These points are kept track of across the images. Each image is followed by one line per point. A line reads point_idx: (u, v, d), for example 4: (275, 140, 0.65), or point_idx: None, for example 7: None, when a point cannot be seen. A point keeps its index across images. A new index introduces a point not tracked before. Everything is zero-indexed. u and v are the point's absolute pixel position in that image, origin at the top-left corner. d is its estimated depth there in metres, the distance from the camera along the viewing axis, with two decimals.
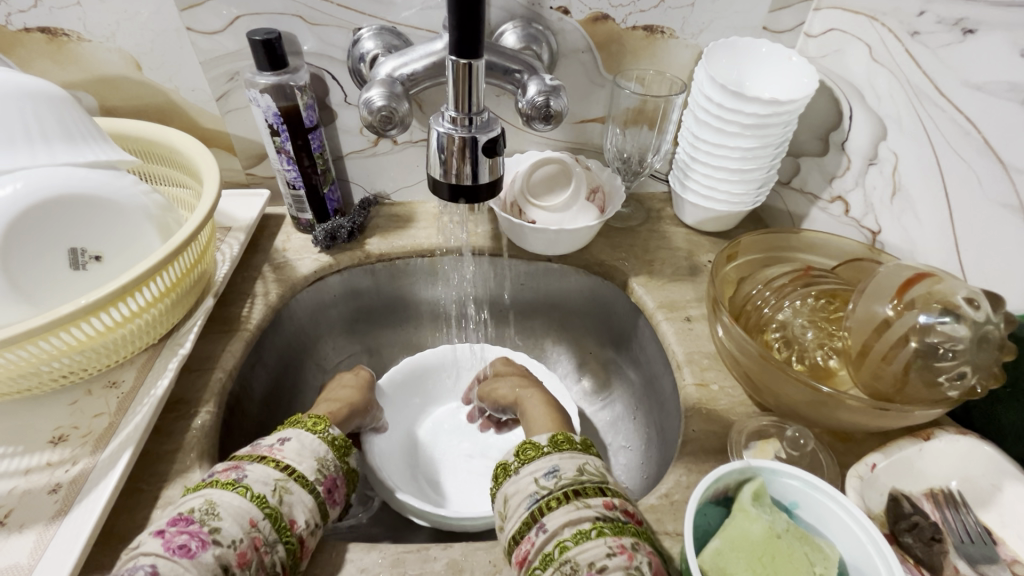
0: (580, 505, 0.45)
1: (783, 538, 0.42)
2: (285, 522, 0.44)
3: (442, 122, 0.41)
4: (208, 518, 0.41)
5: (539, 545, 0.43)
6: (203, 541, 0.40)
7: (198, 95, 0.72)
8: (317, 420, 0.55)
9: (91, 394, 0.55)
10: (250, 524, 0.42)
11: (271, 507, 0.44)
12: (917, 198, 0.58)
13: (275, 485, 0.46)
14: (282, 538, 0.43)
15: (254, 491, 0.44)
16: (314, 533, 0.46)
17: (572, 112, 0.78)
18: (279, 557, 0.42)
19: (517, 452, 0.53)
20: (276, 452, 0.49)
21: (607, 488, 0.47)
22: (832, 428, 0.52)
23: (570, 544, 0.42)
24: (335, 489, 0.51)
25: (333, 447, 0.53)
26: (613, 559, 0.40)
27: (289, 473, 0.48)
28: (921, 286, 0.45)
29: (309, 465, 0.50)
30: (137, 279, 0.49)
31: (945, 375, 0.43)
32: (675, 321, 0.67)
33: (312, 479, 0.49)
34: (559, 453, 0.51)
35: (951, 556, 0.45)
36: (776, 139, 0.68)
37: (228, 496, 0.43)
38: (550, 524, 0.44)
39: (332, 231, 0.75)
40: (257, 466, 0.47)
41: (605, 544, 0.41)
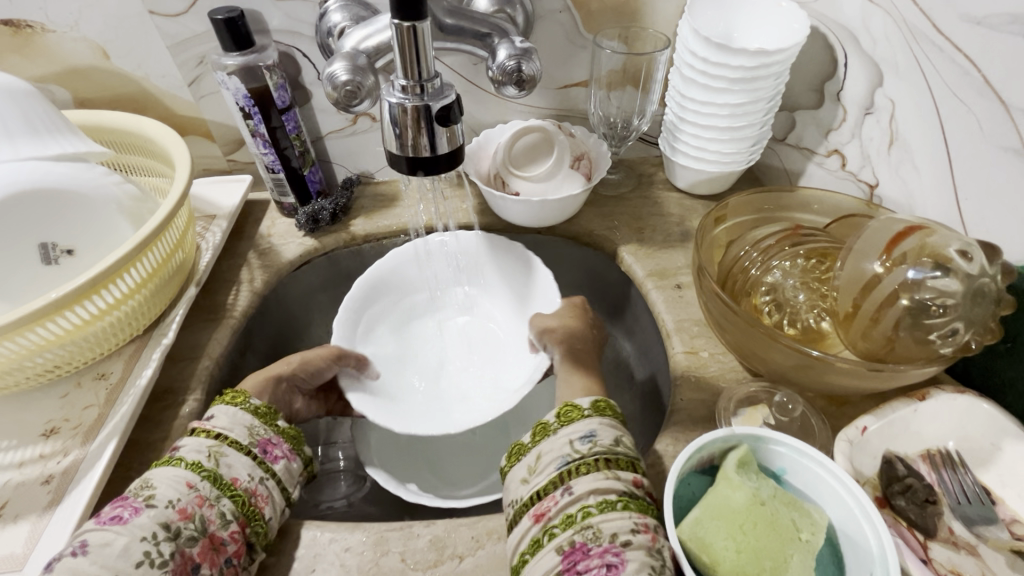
0: (610, 475, 0.43)
1: (768, 505, 0.40)
2: (225, 479, 0.44)
3: (393, 92, 0.39)
4: (142, 490, 0.41)
5: (561, 505, 0.42)
6: (136, 508, 0.40)
7: (169, 81, 0.70)
8: (236, 394, 0.52)
9: (81, 387, 0.56)
10: (188, 484, 0.42)
11: (207, 470, 0.44)
12: (916, 146, 0.55)
13: (210, 451, 0.45)
14: (227, 492, 0.43)
15: (188, 459, 0.44)
16: (263, 482, 0.46)
17: (554, 77, 0.75)
18: (226, 509, 0.42)
19: (558, 413, 0.49)
20: (206, 422, 0.48)
21: (638, 464, 0.45)
22: (826, 391, 0.50)
23: (594, 511, 0.41)
24: (275, 447, 0.49)
25: (259, 414, 0.50)
26: (637, 536, 0.39)
27: (224, 439, 0.47)
28: (913, 238, 0.43)
29: (240, 432, 0.48)
30: (108, 271, 0.49)
31: (937, 333, 0.41)
32: (665, 289, 0.65)
33: (248, 443, 0.47)
34: (599, 418, 0.47)
35: (946, 517, 0.44)
36: (767, 93, 0.64)
37: (164, 468, 0.43)
38: (579, 488, 0.42)
39: (314, 214, 0.73)
40: (189, 438, 0.46)
41: (630, 518, 0.40)
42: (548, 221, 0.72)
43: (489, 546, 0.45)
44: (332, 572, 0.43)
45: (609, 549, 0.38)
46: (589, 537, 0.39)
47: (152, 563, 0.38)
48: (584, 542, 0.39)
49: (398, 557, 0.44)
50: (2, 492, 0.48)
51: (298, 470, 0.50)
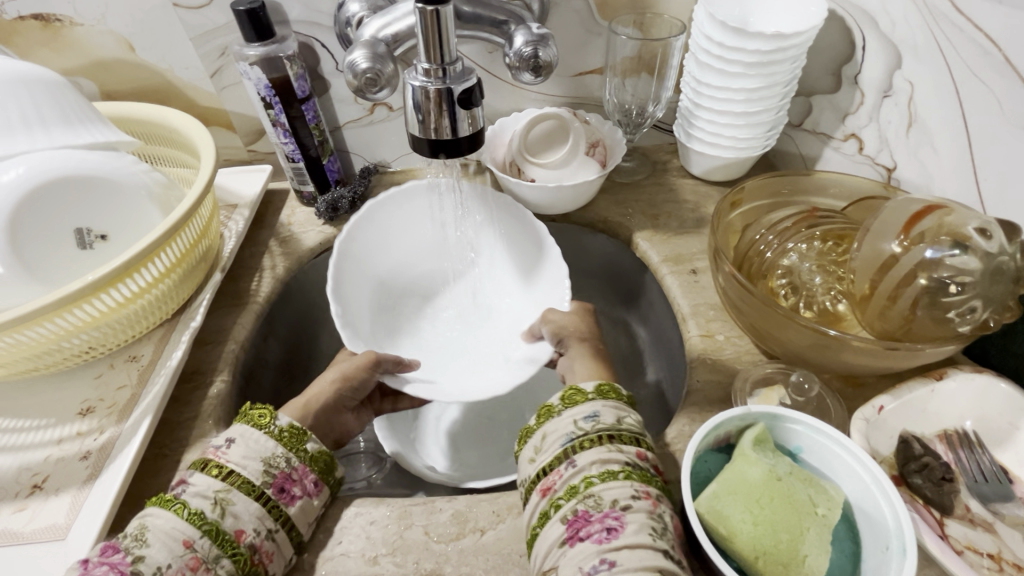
0: (613, 448, 0.44)
1: (784, 481, 0.41)
2: (228, 534, 0.41)
3: (416, 75, 0.40)
4: (134, 546, 0.38)
5: (565, 478, 0.43)
6: (122, 572, 0.37)
7: (192, 73, 0.72)
8: (262, 412, 0.48)
9: (114, 368, 0.58)
10: (183, 545, 0.39)
11: (209, 522, 0.40)
12: (935, 128, 0.54)
13: (215, 498, 0.42)
14: (227, 552, 0.40)
15: (190, 508, 0.41)
16: (271, 536, 0.42)
17: (569, 64, 0.75)
18: (224, 571, 0.39)
19: (562, 396, 0.50)
20: (220, 455, 0.45)
21: (643, 441, 0.46)
22: (842, 372, 0.51)
23: (596, 480, 0.42)
24: (292, 484, 0.45)
25: (283, 441, 0.47)
26: (637, 502, 0.40)
27: (233, 480, 0.43)
28: (931, 219, 0.43)
29: (254, 468, 0.44)
30: (139, 255, 0.51)
31: (956, 311, 0.41)
32: (680, 274, 0.66)
33: (258, 484, 0.44)
34: (603, 400, 0.48)
35: (962, 495, 0.44)
36: (783, 77, 0.64)
37: (162, 517, 0.40)
38: (581, 460, 0.43)
39: (333, 202, 0.75)
40: (197, 476, 0.43)
41: (630, 487, 0.41)
42: (565, 207, 0.73)
43: (509, 520, 0.46)
44: (358, 544, 0.45)
45: (609, 514, 0.40)
46: (590, 505, 0.40)
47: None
48: (586, 509, 0.40)
49: (421, 530, 0.45)
50: (43, 466, 0.50)
51: (320, 504, 0.47)
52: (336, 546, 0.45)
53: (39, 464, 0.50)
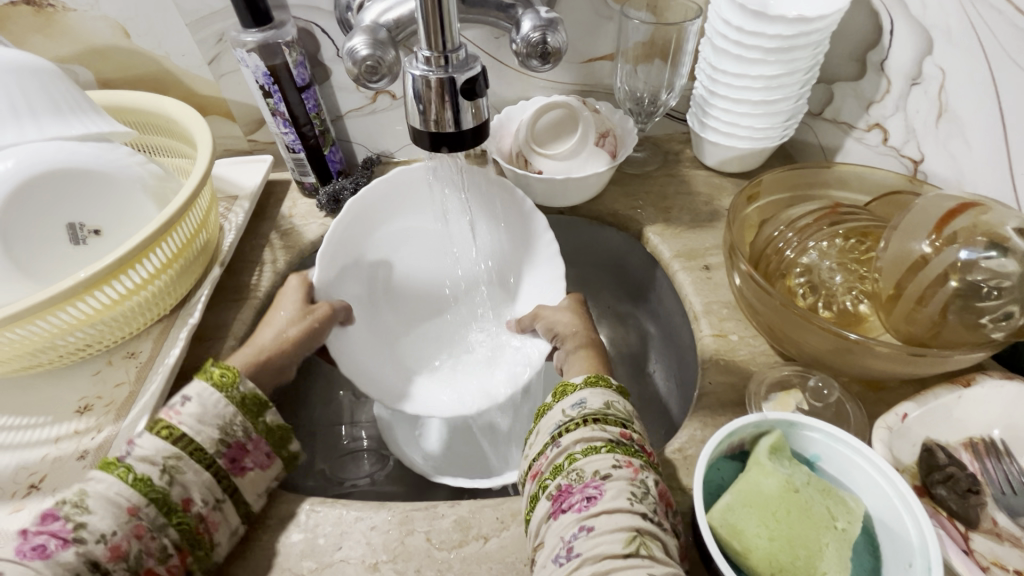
0: (596, 426, 0.43)
1: (802, 492, 0.39)
2: (175, 504, 0.41)
3: (416, 63, 0.38)
4: (73, 513, 0.38)
5: (551, 459, 0.42)
6: (63, 540, 0.37)
7: (189, 60, 0.70)
8: (225, 374, 0.47)
9: (112, 364, 0.57)
10: (129, 513, 0.39)
11: (157, 491, 0.40)
12: (968, 118, 0.51)
13: (165, 464, 0.41)
14: (172, 521, 0.40)
15: (137, 473, 0.40)
16: (218, 507, 0.43)
17: (578, 50, 0.72)
18: (169, 540, 0.40)
19: (554, 393, 0.49)
20: (171, 415, 0.44)
21: (631, 425, 0.44)
22: (863, 376, 0.48)
23: (579, 456, 0.41)
24: (246, 455, 0.46)
25: (243, 409, 0.46)
26: (618, 470, 0.39)
27: (185, 446, 0.43)
28: (965, 217, 0.40)
29: (209, 435, 0.44)
30: (133, 251, 0.49)
31: (989, 316, 0.39)
32: (692, 270, 0.63)
33: (211, 453, 0.44)
34: (591, 389, 0.47)
35: (990, 508, 0.42)
36: (804, 63, 0.61)
37: (105, 482, 0.40)
38: (564, 441, 0.43)
39: (335, 193, 0.73)
40: (145, 439, 0.42)
41: (612, 457, 0.40)
42: (563, 203, 0.71)
43: (513, 528, 0.44)
44: (358, 550, 0.44)
45: (590, 484, 0.39)
46: (572, 479, 0.39)
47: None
48: (569, 484, 0.39)
49: (423, 537, 0.44)
50: (40, 466, 0.49)
51: (272, 476, 0.47)
52: (336, 552, 0.44)
53: (36, 464, 0.49)
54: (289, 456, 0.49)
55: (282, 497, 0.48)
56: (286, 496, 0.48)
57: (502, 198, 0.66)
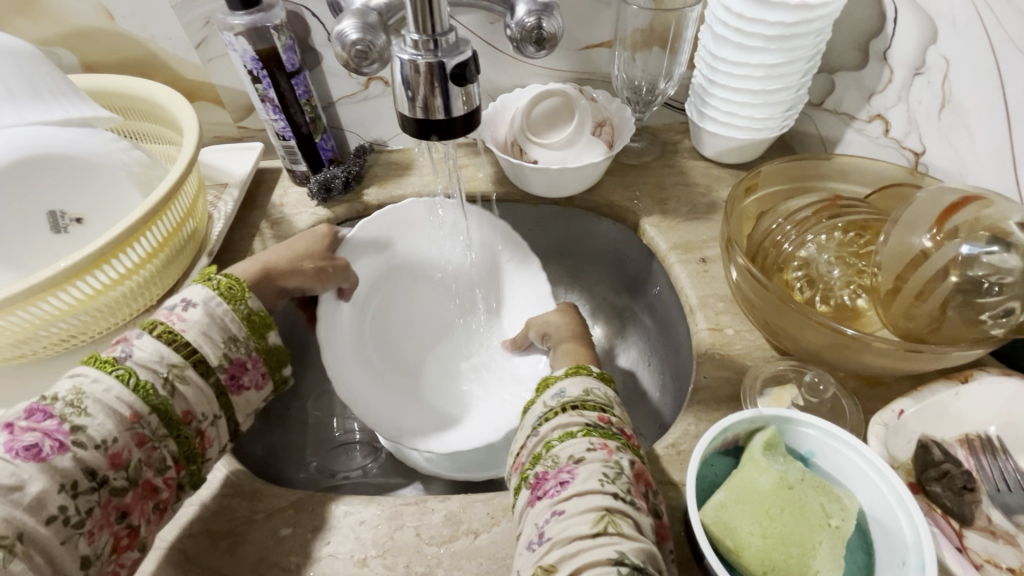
0: (573, 412, 0.42)
1: (796, 489, 0.39)
2: (176, 416, 0.44)
3: (405, 48, 0.37)
4: (70, 413, 0.39)
5: (530, 449, 0.42)
6: (60, 444, 0.38)
7: (175, 44, 0.68)
8: (233, 286, 0.52)
9: (98, 356, 0.56)
10: (130, 420, 0.41)
11: (160, 399, 0.43)
12: (971, 109, 0.50)
13: (168, 369, 0.44)
14: (172, 433, 0.43)
15: (138, 378, 0.43)
16: (214, 423, 0.47)
17: (575, 37, 0.70)
18: (167, 452, 0.43)
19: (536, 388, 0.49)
20: (173, 321, 0.47)
21: (610, 410, 0.43)
22: (859, 372, 0.48)
23: (555, 442, 0.41)
24: (243, 374, 0.50)
25: (247, 325, 0.51)
26: (592, 453, 0.39)
27: (187, 356, 0.46)
28: (967, 211, 0.39)
29: (213, 348, 0.47)
30: (116, 240, 0.48)
31: (989, 313, 0.38)
32: (689, 263, 0.62)
33: (213, 365, 0.47)
34: (571, 377, 0.47)
35: (984, 505, 0.41)
36: (806, 52, 0.60)
37: (102, 384, 0.41)
38: (543, 429, 0.42)
39: (326, 182, 0.71)
40: (145, 343, 0.45)
41: (586, 441, 0.39)
42: (542, 193, 0.70)
43: (503, 523, 0.44)
44: (347, 545, 0.43)
45: (564, 469, 0.38)
46: (549, 466, 0.39)
47: (66, 521, 0.37)
48: (544, 471, 0.39)
49: (413, 532, 0.44)
50: None
51: (260, 397, 0.52)
52: (324, 547, 0.43)
53: None
54: (279, 381, 0.53)
55: (270, 491, 0.47)
56: (274, 490, 0.47)
57: (496, 251, 0.72)
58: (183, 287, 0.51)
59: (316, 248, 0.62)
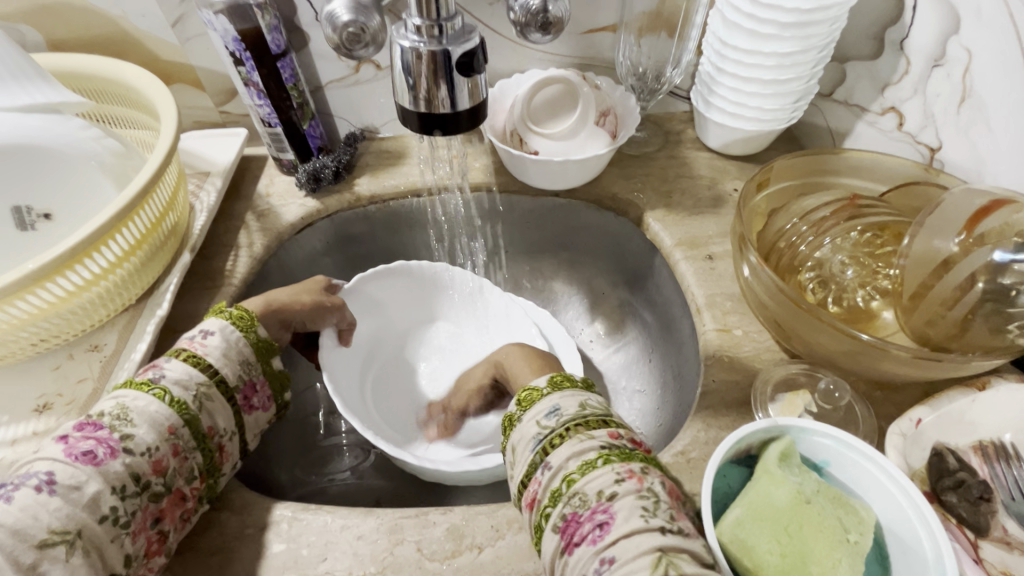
0: (583, 437, 0.40)
1: (814, 502, 0.37)
2: (203, 430, 0.44)
3: (406, 33, 0.34)
4: (118, 424, 0.40)
5: (545, 484, 0.39)
6: (112, 449, 0.39)
7: (149, 21, 0.63)
8: (244, 316, 0.51)
9: (73, 359, 0.53)
10: (168, 431, 0.41)
11: (191, 414, 0.43)
12: (994, 104, 0.48)
13: (197, 391, 0.44)
14: (201, 445, 0.43)
15: (173, 396, 0.43)
16: (232, 440, 0.46)
17: (578, 20, 0.67)
18: (196, 463, 0.42)
19: (518, 400, 0.46)
20: (196, 347, 0.47)
21: (610, 420, 0.42)
22: (873, 378, 0.46)
23: (577, 476, 0.38)
24: (254, 394, 0.49)
25: (258, 350, 0.50)
26: (623, 485, 0.37)
27: (211, 376, 0.46)
28: (998, 216, 0.39)
29: (231, 369, 0.47)
30: (89, 238, 0.45)
31: (1017, 323, 0.38)
32: (695, 260, 0.60)
33: (232, 386, 0.47)
34: (559, 393, 0.44)
35: (1000, 516, 0.40)
36: (821, 40, 0.57)
37: (142, 400, 0.42)
38: (555, 461, 0.39)
39: (315, 171, 0.67)
40: (175, 365, 0.45)
41: (613, 471, 0.37)
42: (541, 185, 0.68)
43: (508, 536, 0.42)
44: (344, 561, 0.41)
45: (598, 509, 0.36)
46: (577, 505, 0.37)
47: (115, 521, 0.37)
48: (575, 511, 0.36)
49: (414, 547, 0.42)
50: None
51: (267, 418, 0.51)
52: (320, 563, 0.41)
53: None
54: (283, 405, 0.52)
55: (261, 504, 0.44)
56: (265, 502, 0.45)
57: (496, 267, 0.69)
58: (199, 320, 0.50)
59: (316, 287, 0.60)
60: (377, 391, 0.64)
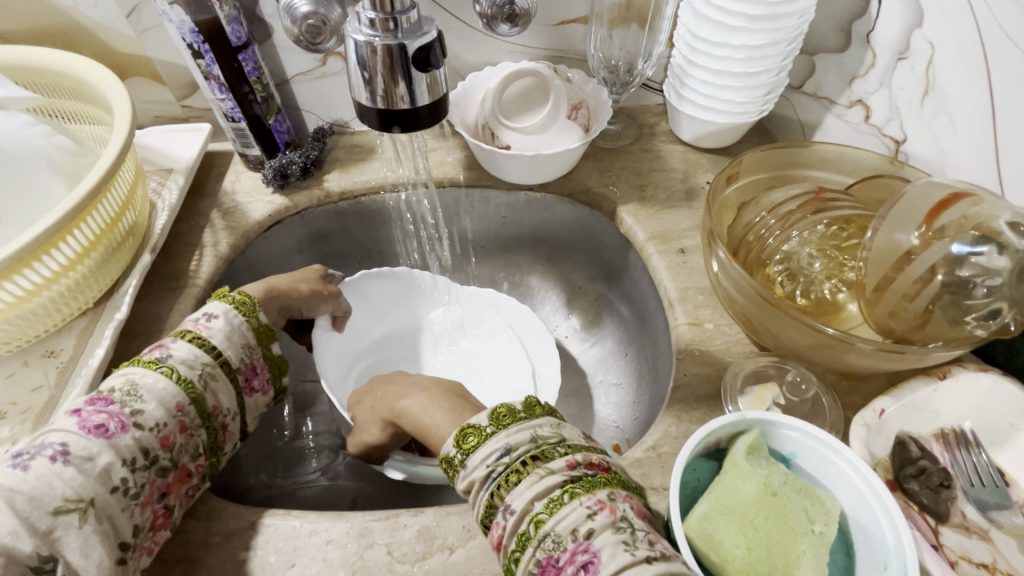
0: (542, 473, 0.37)
1: (779, 495, 0.38)
2: (207, 408, 0.43)
3: (360, 27, 0.33)
4: (129, 399, 0.39)
5: (510, 529, 0.36)
6: (123, 423, 0.38)
7: (103, 12, 0.60)
8: (247, 300, 0.49)
9: (28, 365, 0.51)
10: (176, 409, 0.40)
11: (197, 393, 0.42)
12: (956, 97, 0.49)
13: (202, 370, 0.43)
14: (206, 423, 0.43)
15: (180, 374, 0.42)
16: (235, 420, 0.46)
17: (549, 11, 0.66)
18: (200, 441, 0.42)
19: (490, 416, 0.41)
20: (200, 329, 0.45)
21: (569, 446, 0.40)
22: (840, 370, 0.47)
23: (544, 517, 0.35)
24: (255, 377, 0.48)
25: (260, 335, 0.49)
26: (596, 520, 0.35)
27: (215, 357, 0.45)
28: (956, 209, 0.40)
29: (235, 352, 0.46)
30: (38, 240, 0.43)
31: (974, 315, 0.38)
32: (667, 254, 0.60)
33: (236, 367, 0.46)
34: (509, 427, 0.40)
35: (959, 502, 0.42)
36: (788, 33, 0.57)
37: (151, 376, 0.41)
38: (518, 504, 0.36)
39: (282, 168, 0.66)
40: (181, 345, 0.43)
41: (581, 506, 0.35)
42: (514, 180, 0.67)
43: (480, 536, 0.42)
44: (313, 567, 0.40)
45: (577, 549, 0.34)
46: (551, 548, 0.34)
47: (125, 492, 0.37)
48: (550, 555, 0.34)
49: (385, 550, 0.41)
50: None
51: (266, 401, 0.50)
52: (289, 570, 0.40)
53: None
54: (284, 389, 0.52)
55: (226, 511, 0.43)
56: (231, 508, 0.44)
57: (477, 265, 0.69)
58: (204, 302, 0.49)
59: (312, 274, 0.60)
60: None
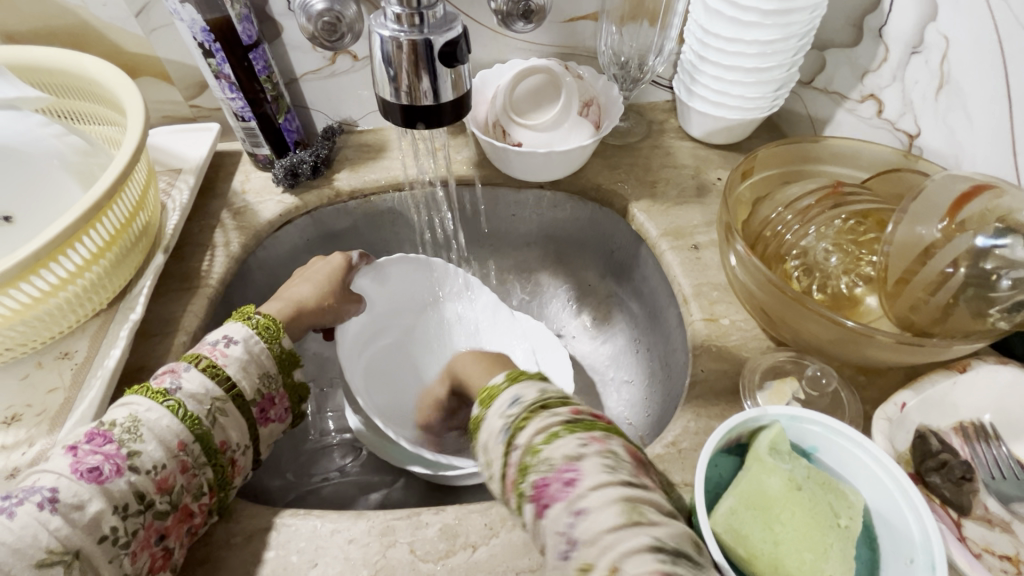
0: (547, 413, 0.39)
1: (804, 490, 0.38)
2: (215, 446, 0.42)
3: (385, 22, 0.32)
4: (128, 439, 0.38)
5: (514, 462, 0.37)
6: (117, 466, 0.37)
7: (112, 11, 0.60)
8: (270, 325, 0.49)
9: (43, 367, 0.50)
10: (178, 448, 0.40)
11: (203, 430, 0.42)
12: (971, 91, 0.49)
13: (211, 405, 0.43)
14: (211, 461, 0.42)
15: (186, 410, 0.41)
16: (244, 454, 0.45)
17: (559, 8, 0.66)
18: (206, 479, 0.41)
19: (506, 376, 0.46)
20: (217, 356, 0.45)
21: (571, 400, 0.41)
22: (858, 364, 0.47)
23: (541, 446, 0.37)
24: (271, 407, 0.48)
25: (280, 362, 0.49)
26: (588, 448, 0.36)
27: (228, 390, 0.44)
28: (979, 201, 0.40)
29: (250, 382, 0.46)
30: (55, 240, 0.43)
31: (998, 307, 0.38)
32: (680, 250, 0.60)
33: (249, 398, 0.45)
34: (542, 379, 0.44)
35: (981, 494, 0.42)
36: (801, 28, 0.57)
37: (155, 412, 0.40)
38: (522, 439, 0.38)
39: (292, 167, 0.66)
40: (193, 375, 0.43)
41: (575, 437, 0.36)
42: (524, 177, 0.67)
43: (502, 534, 0.42)
44: (336, 567, 0.40)
45: (564, 471, 0.34)
46: (544, 471, 0.35)
47: (114, 541, 0.36)
48: (542, 478, 0.35)
49: (407, 549, 0.41)
50: None
51: (283, 428, 0.50)
52: (311, 570, 0.40)
53: None
54: (301, 415, 0.51)
55: (249, 511, 0.43)
56: (251, 509, 0.43)
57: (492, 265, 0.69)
58: (224, 323, 0.49)
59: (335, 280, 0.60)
60: (378, 382, 0.63)
